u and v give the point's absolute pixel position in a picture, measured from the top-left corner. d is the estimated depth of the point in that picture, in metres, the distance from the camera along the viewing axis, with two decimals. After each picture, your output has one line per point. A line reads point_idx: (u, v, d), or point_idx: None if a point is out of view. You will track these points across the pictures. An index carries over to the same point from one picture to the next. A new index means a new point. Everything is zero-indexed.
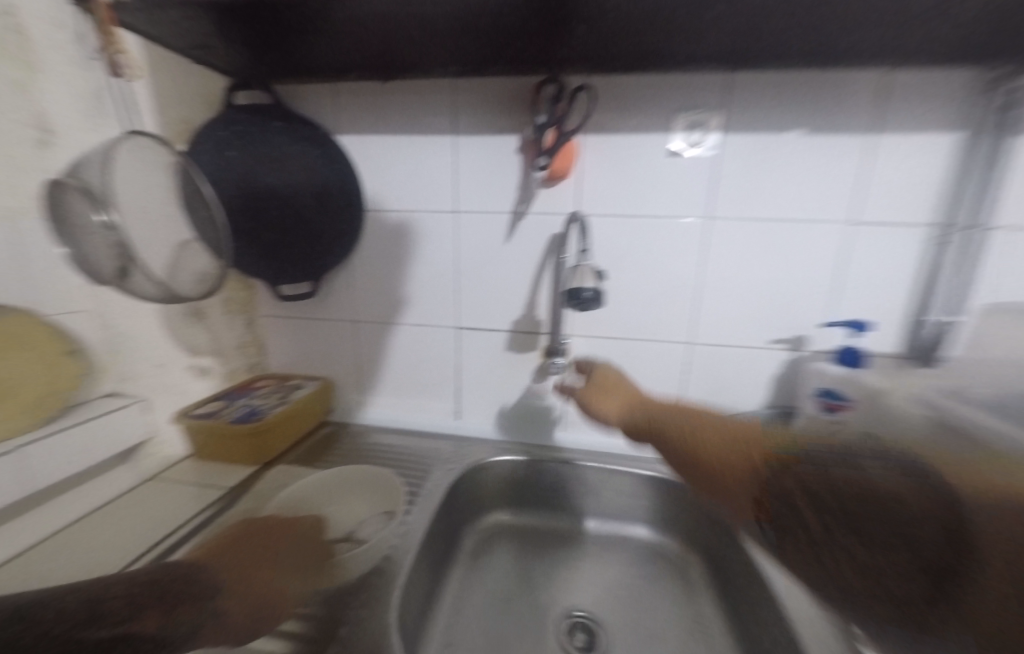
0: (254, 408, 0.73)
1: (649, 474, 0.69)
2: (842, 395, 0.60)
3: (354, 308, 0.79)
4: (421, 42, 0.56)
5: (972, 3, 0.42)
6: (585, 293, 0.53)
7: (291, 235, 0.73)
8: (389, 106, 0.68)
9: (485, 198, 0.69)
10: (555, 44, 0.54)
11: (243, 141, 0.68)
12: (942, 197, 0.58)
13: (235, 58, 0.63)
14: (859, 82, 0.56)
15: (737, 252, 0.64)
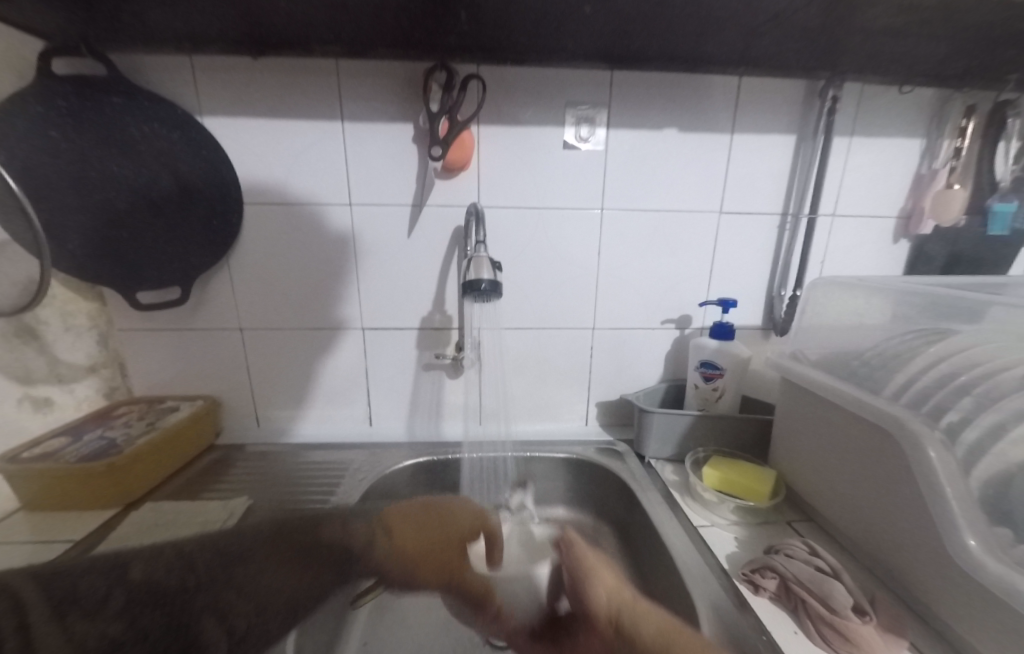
0: (111, 440, 0.62)
1: (564, 456, 0.71)
2: (715, 364, 0.67)
3: (236, 313, 0.70)
4: (292, 18, 0.51)
5: (791, 23, 0.49)
6: (482, 284, 0.52)
7: (147, 233, 0.62)
8: (263, 86, 0.61)
9: (380, 189, 0.65)
10: (441, 30, 0.53)
11: (70, 120, 0.56)
12: (786, 189, 0.68)
13: (50, 19, 0.52)
14: (718, 86, 0.63)
15: (629, 240, 0.69)
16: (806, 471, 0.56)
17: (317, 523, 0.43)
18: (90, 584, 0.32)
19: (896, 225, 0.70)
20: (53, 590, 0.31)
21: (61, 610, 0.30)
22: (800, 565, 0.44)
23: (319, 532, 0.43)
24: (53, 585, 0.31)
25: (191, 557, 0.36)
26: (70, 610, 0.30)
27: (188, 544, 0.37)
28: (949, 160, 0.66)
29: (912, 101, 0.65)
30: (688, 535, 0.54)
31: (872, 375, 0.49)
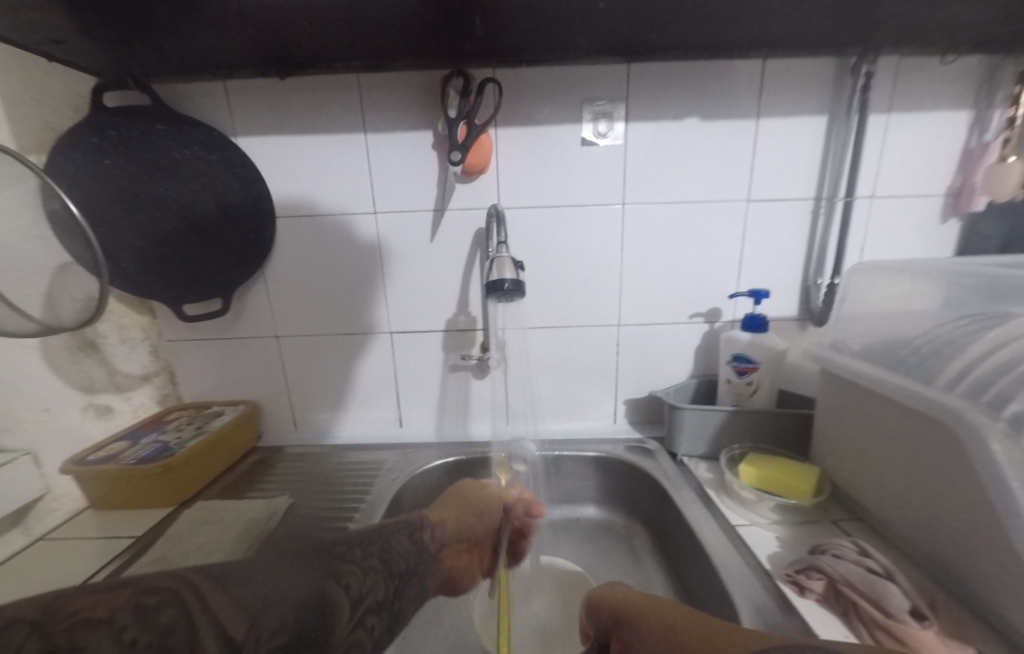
0: (165, 443, 0.66)
1: (593, 455, 0.71)
2: (749, 358, 0.65)
3: (273, 321, 0.74)
4: (316, 37, 0.53)
5: (815, 1, 0.47)
6: (505, 284, 0.53)
7: (191, 248, 0.67)
8: (291, 104, 0.64)
9: (403, 196, 0.67)
10: (456, 37, 0.54)
11: (121, 148, 0.61)
12: (818, 173, 0.65)
13: (102, 57, 0.56)
14: (741, 72, 0.61)
15: (653, 233, 0.68)
16: (853, 468, 0.53)
17: (391, 538, 0.43)
18: (242, 595, 0.28)
19: (944, 204, 0.66)
20: (208, 596, 0.27)
21: (228, 623, 0.26)
22: (849, 565, 0.42)
23: (394, 541, 0.43)
24: (210, 596, 0.28)
25: (307, 567, 0.33)
26: (237, 621, 0.27)
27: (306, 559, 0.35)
28: (1003, 130, 0.61)
29: (957, 71, 0.61)
30: (725, 534, 0.52)
31: (922, 364, 0.46)
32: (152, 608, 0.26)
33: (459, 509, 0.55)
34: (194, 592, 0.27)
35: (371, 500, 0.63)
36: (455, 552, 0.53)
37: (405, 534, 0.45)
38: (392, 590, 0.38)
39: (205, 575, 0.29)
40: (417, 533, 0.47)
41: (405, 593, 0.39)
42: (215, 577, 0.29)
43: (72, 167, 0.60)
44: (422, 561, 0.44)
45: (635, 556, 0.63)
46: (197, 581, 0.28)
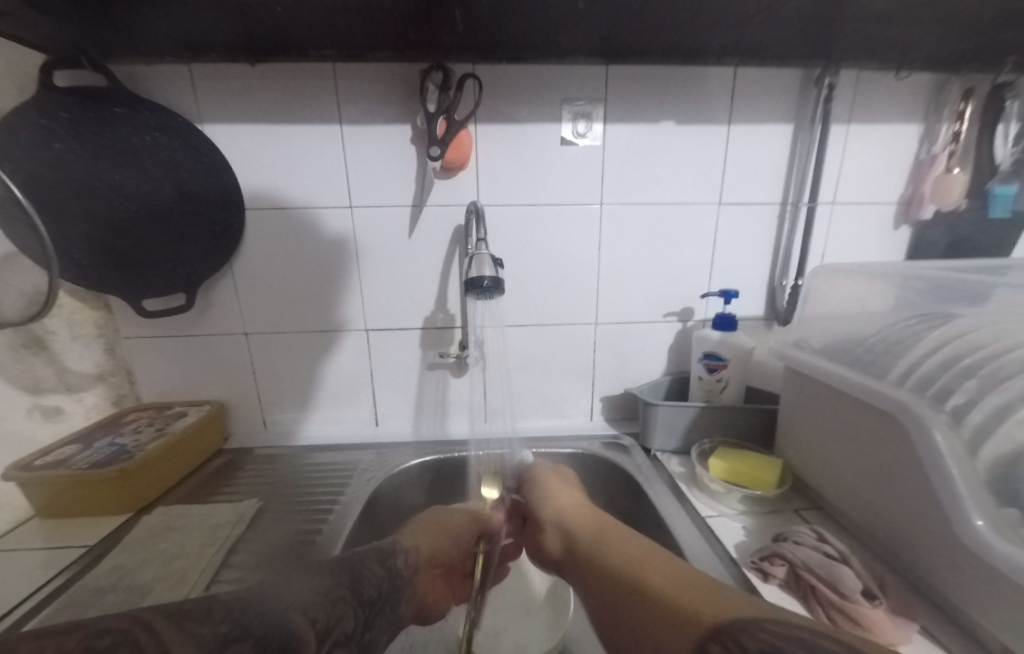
0: (122, 446, 0.63)
1: (570, 451, 0.72)
2: (719, 356, 0.67)
3: (240, 317, 0.71)
4: (289, 23, 0.51)
5: (783, 13, 0.49)
6: (484, 281, 0.52)
7: (150, 240, 0.63)
8: (261, 92, 0.62)
9: (380, 190, 0.66)
10: (436, 30, 0.53)
11: (72, 130, 0.57)
12: (785, 178, 0.68)
13: (50, 32, 0.52)
14: (714, 78, 0.63)
15: (630, 233, 0.69)
16: (812, 459, 0.56)
17: (362, 564, 0.38)
18: (201, 630, 0.24)
19: (897, 211, 0.70)
20: (161, 634, 0.22)
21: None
22: (808, 551, 0.44)
23: (364, 567, 0.38)
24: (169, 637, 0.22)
25: (272, 603, 0.28)
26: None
27: (272, 592, 0.29)
28: (949, 144, 0.66)
29: (910, 87, 0.65)
30: (696, 526, 0.54)
31: (876, 361, 0.49)
32: (95, 650, 0.20)
33: (435, 534, 0.49)
34: (148, 634, 0.22)
35: (345, 501, 0.62)
36: (431, 577, 0.47)
37: (376, 561, 0.40)
38: (361, 622, 0.33)
39: (161, 616, 0.24)
40: (390, 559, 0.42)
41: (374, 622, 0.35)
42: (174, 615, 0.24)
43: (16, 150, 0.56)
44: (396, 587, 0.40)
45: None
46: (153, 621, 0.23)
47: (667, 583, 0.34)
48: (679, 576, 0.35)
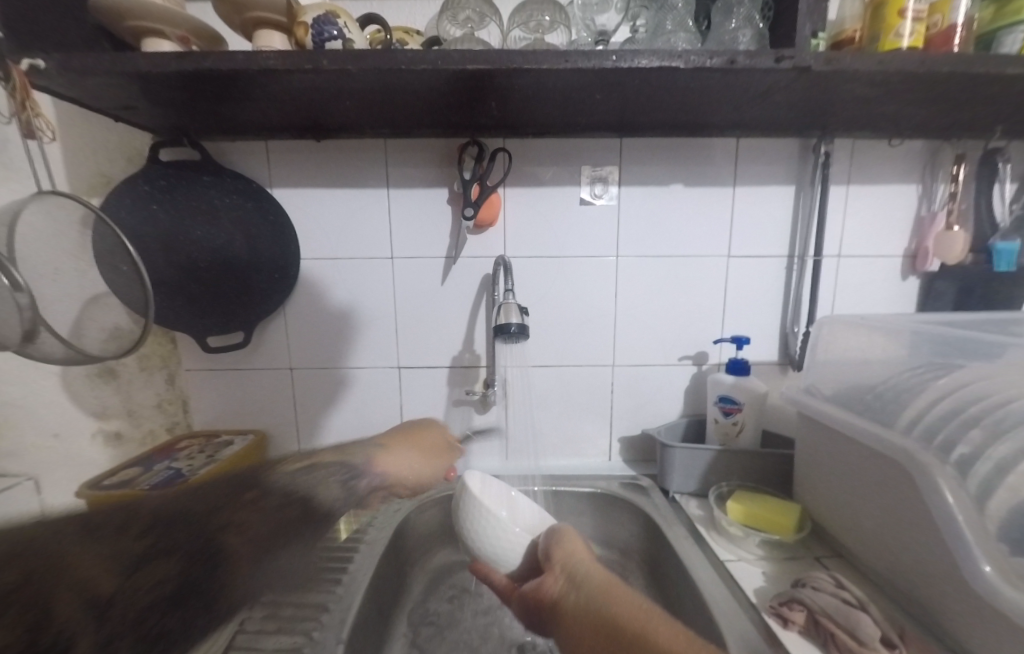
0: (177, 470, 0.68)
1: (588, 490, 0.74)
2: (733, 399, 0.69)
3: (288, 355, 0.78)
4: (352, 110, 0.61)
5: (776, 97, 0.56)
6: (511, 328, 0.58)
7: (221, 286, 0.72)
8: (322, 163, 0.72)
9: (419, 245, 0.74)
10: (475, 115, 0.63)
11: (169, 195, 0.68)
12: (789, 234, 0.73)
13: (161, 119, 0.64)
14: (718, 147, 0.71)
15: (645, 283, 0.75)
16: (828, 505, 0.57)
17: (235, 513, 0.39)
18: (137, 588, 0.30)
19: (902, 264, 0.74)
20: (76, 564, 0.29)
21: (95, 587, 0.28)
22: (827, 596, 0.45)
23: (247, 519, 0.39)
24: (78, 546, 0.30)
25: (179, 533, 0.34)
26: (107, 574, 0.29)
27: (183, 505, 0.37)
28: (946, 203, 0.70)
29: (905, 152, 0.71)
30: (715, 570, 0.55)
31: (884, 408, 0.51)
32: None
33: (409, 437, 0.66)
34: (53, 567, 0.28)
35: (365, 548, 0.61)
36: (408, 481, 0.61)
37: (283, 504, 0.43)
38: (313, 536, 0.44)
39: (83, 532, 0.31)
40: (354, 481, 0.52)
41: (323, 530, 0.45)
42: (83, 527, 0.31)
43: (122, 211, 0.66)
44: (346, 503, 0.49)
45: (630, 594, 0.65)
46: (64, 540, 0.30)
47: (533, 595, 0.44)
48: (631, 623, 0.37)
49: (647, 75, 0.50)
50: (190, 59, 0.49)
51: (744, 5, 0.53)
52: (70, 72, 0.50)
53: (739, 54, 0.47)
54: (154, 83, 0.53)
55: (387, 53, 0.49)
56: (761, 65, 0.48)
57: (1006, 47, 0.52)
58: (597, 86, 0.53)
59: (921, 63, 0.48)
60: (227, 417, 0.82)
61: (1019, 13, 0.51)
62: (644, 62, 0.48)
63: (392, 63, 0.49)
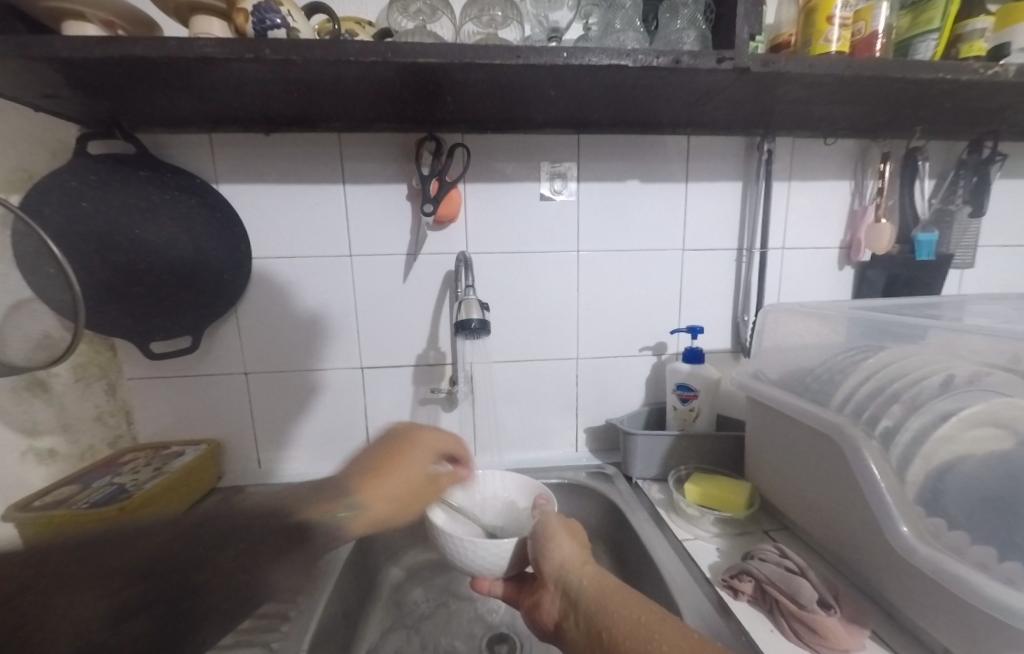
0: (120, 485, 0.64)
1: (556, 481, 0.75)
2: (690, 387, 0.72)
3: (242, 358, 0.75)
4: (301, 102, 0.59)
5: (721, 97, 0.59)
6: (472, 324, 0.58)
7: (164, 287, 0.68)
8: (271, 157, 0.69)
9: (379, 242, 0.72)
10: (431, 109, 0.62)
11: (100, 191, 0.63)
12: (738, 228, 0.77)
13: (88, 109, 0.59)
14: (671, 144, 0.73)
15: (606, 277, 0.77)
16: (775, 482, 0.61)
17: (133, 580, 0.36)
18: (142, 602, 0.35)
19: (839, 254, 0.79)
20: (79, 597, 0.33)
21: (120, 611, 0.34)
22: (772, 566, 0.48)
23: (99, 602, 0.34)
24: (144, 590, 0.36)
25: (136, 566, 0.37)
26: None
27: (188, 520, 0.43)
28: (875, 198, 0.76)
29: (839, 150, 0.76)
30: (674, 550, 0.57)
31: (822, 389, 0.55)
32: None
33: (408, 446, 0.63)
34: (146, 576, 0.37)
35: (329, 557, 0.60)
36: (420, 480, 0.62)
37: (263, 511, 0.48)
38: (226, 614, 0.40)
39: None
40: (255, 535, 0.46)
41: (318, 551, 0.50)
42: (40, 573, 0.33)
43: (47, 209, 0.61)
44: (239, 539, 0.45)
45: None
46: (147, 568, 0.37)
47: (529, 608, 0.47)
48: (618, 612, 0.39)
49: (598, 73, 0.51)
50: (115, 45, 0.46)
51: (688, 7, 0.55)
52: None
53: (683, 54, 0.49)
54: (74, 69, 0.49)
55: (332, 43, 0.47)
56: (704, 66, 0.50)
57: (920, 54, 0.56)
58: (549, 82, 0.54)
59: (847, 68, 0.52)
60: (176, 427, 0.77)
61: (931, 22, 0.56)
62: (594, 59, 0.49)
63: (337, 54, 0.47)
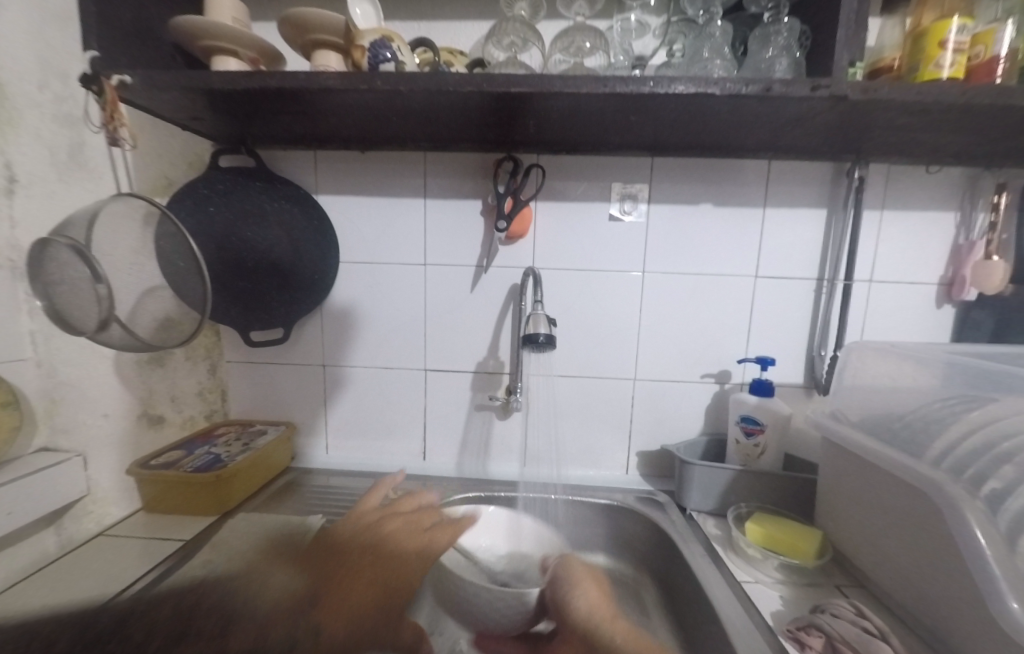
0: (217, 455, 0.73)
1: (605, 501, 0.75)
2: (756, 420, 0.69)
3: (323, 352, 0.82)
4: (398, 125, 0.65)
5: (811, 123, 0.57)
6: (540, 337, 0.60)
7: (265, 284, 0.77)
8: (364, 172, 0.77)
9: (452, 253, 0.77)
10: (512, 132, 0.65)
11: (224, 198, 0.73)
12: (820, 257, 0.73)
13: (223, 128, 0.69)
14: (749, 169, 0.71)
15: (671, 299, 0.76)
16: (851, 533, 0.57)
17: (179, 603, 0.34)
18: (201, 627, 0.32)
19: (937, 292, 0.72)
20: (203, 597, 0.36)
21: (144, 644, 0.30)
22: (845, 624, 0.45)
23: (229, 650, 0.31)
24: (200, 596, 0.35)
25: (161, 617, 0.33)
26: None
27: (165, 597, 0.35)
28: (986, 232, 0.69)
29: (942, 179, 0.70)
30: (732, 590, 0.55)
31: (914, 439, 0.50)
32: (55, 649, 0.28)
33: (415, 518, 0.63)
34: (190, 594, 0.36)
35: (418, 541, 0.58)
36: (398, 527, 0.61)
37: (342, 548, 0.51)
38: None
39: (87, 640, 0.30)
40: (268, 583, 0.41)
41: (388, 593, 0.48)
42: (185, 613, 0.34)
43: (183, 212, 0.72)
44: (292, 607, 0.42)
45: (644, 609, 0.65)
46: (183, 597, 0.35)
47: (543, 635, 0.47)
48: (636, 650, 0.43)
49: (682, 100, 0.52)
50: (258, 78, 0.54)
51: (782, 35, 0.54)
52: (150, 87, 0.56)
53: (775, 82, 0.49)
54: (221, 97, 0.58)
55: (435, 75, 0.52)
56: (797, 93, 0.49)
57: None
58: (632, 109, 0.55)
59: (961, 95, 0.49)
60: (262, 408, 0.86)
61: None
62: (680, 88, 0.50)
63: (439, 85, 0.52)
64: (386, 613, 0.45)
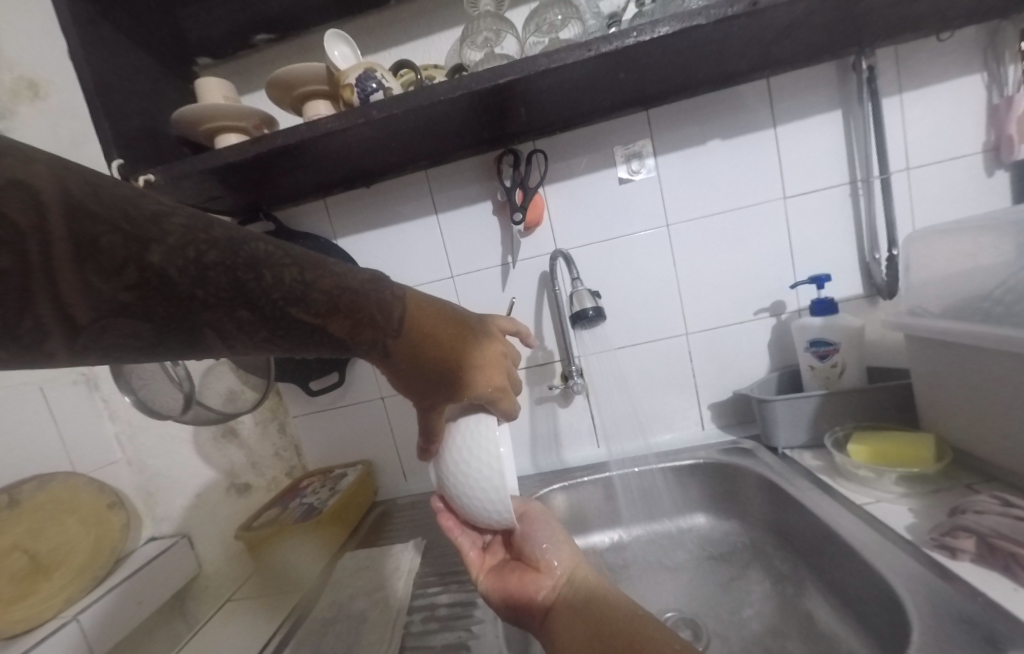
0: (310, 504, 0.76)
1: (690, 462, 0.73)
2: (827, 341, 0.66)
3: (379, 386, 0.85)
4: (398, 150, 0.67)
5: (805, 25, 0.55)
6: (588, 312, 0.60)
7: None
8: (375, 206, 0.79)
9: (476, 259, 0.78)
10: (505, 124, 0.66)
11: None
12: (847, 160, 0.70)
13: (240, 201, 0.73)
14: (749, 92, 0.69)
15: (703, 245, 0.74)
16: (967, 427, 0.53)
17: (274, 247, 0.25)
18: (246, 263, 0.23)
19: (984, 160, 0.68)
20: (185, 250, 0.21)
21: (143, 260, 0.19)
22: (995, 518, 0.42)
23: (238, 312, 0.23)
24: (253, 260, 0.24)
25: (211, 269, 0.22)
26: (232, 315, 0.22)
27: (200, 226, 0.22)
28: (1021, 83, 0.64)
29: (957, 42, 0.66)
30: (855, 516, 0.52)
31: (1009, 311, 0.47)
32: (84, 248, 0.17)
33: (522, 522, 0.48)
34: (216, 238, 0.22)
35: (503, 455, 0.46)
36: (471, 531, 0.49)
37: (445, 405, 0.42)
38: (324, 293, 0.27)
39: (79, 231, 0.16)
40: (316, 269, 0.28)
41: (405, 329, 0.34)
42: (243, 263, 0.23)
43: None
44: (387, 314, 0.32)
45: (763, 559, 0.63)
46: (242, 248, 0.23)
47: (490, 571, 0.47)
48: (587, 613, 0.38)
49: (669, 41, 0.51)
50: (264, 142, 0.57)
51: None
52: (173, 180, 0.60)
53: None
54: (235, 171, 0.62)
55: (425, 89, 0.53)
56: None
57: None
58: (620, 65, 0.55)
59: None
60: (337, 453, 0.89)
61: None
62: (665, 29, 0.49)
63: (431, 97, 0.54)
64: (487, 363, 0.41)
